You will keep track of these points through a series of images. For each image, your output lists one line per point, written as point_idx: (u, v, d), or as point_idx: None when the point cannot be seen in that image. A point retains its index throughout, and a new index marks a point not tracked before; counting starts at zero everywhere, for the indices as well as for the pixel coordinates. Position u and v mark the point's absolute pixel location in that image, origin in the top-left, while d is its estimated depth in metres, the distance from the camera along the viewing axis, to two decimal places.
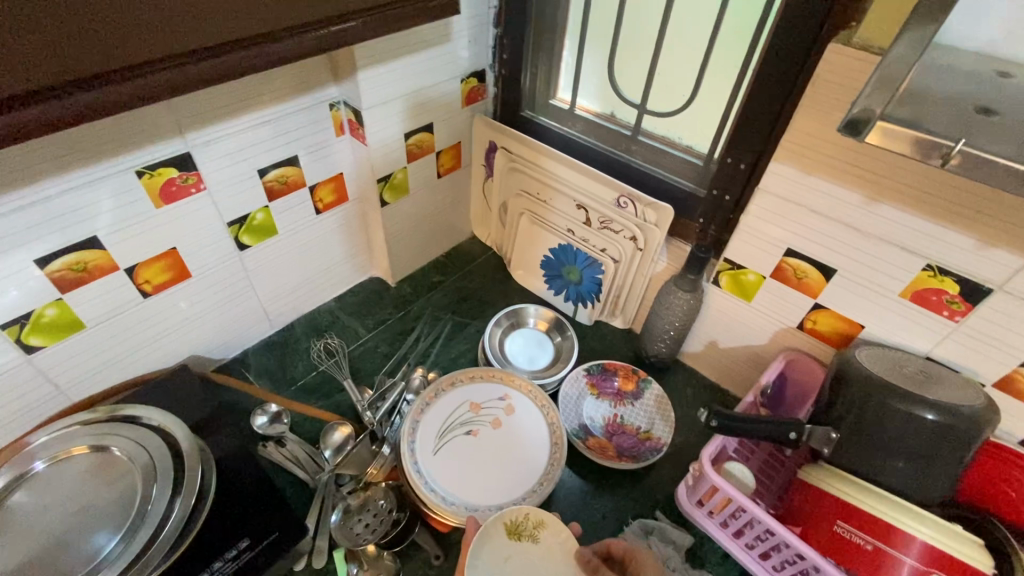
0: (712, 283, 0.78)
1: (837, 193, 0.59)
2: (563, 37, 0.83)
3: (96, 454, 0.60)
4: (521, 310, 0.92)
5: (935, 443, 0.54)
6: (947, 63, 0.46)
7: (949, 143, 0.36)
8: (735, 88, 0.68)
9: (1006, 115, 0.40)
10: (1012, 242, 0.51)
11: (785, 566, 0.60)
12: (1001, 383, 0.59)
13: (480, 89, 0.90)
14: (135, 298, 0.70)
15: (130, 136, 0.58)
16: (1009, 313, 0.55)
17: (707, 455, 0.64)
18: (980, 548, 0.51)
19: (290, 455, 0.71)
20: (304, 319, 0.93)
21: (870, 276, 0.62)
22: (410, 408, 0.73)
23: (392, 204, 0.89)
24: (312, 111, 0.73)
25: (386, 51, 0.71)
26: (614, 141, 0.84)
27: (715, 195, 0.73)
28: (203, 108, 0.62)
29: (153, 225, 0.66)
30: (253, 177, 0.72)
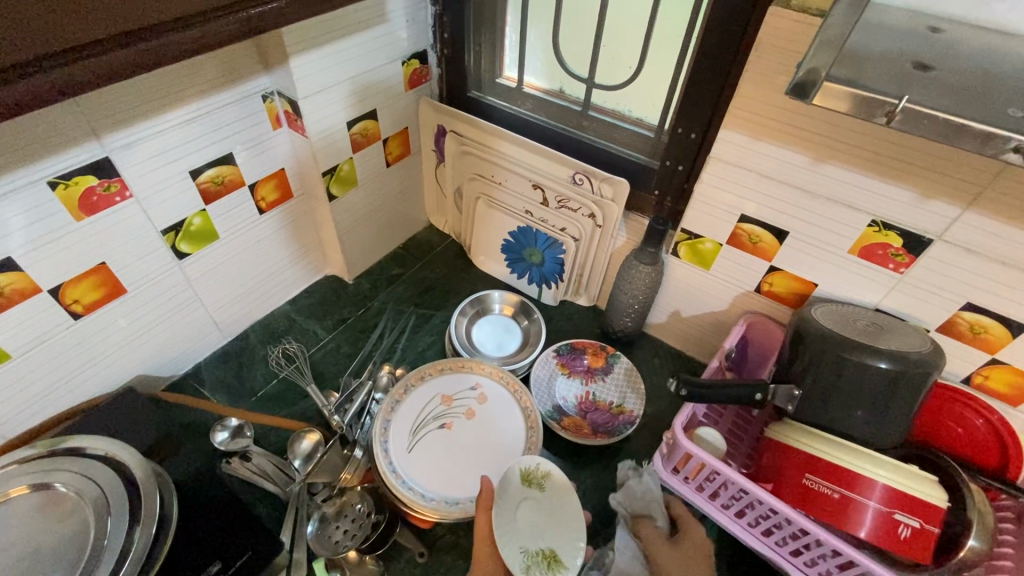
0: (672, 254, 0.79)
1: (785, 156, 0.60)
2: (504, 12, 0.80)
3: (39, 494, 0.55)
4: (485, 297, 0.91)
5: (889, 390, 0.56)
6: (882, 21, 0.47)
7: (892, 101, 0.36)
8: (681, 57, 0.67)
9: (941, 70, 0.41)
10: (949, 193, 0.53)
11: (760, 521, 0.62)
12: (944, 327, 0.63)
13: (423, 71, 0.87)
14: (64, 320, 0.64)
15: (35, 143, 0.53)
16: (948, 261, 0.58)
17: (679, 424, 0.65)
18: (934, 484, 0.54)
19: (257, 470, 0.66)
20: (259, 326, 0.89)
21: (820, 235, 0.64)
22: (380, 408, 0.71)
23: (342, 198, 0.85)
24: (243, 103, 0.68)
25: (319, 35, 0.67)
26: (565, 118, 0.83)
27: (669, 166, 0.73)
28: (117, 107, 0.57)
29: (76, 240, 0.61)
30: (184, 179, 0.67)
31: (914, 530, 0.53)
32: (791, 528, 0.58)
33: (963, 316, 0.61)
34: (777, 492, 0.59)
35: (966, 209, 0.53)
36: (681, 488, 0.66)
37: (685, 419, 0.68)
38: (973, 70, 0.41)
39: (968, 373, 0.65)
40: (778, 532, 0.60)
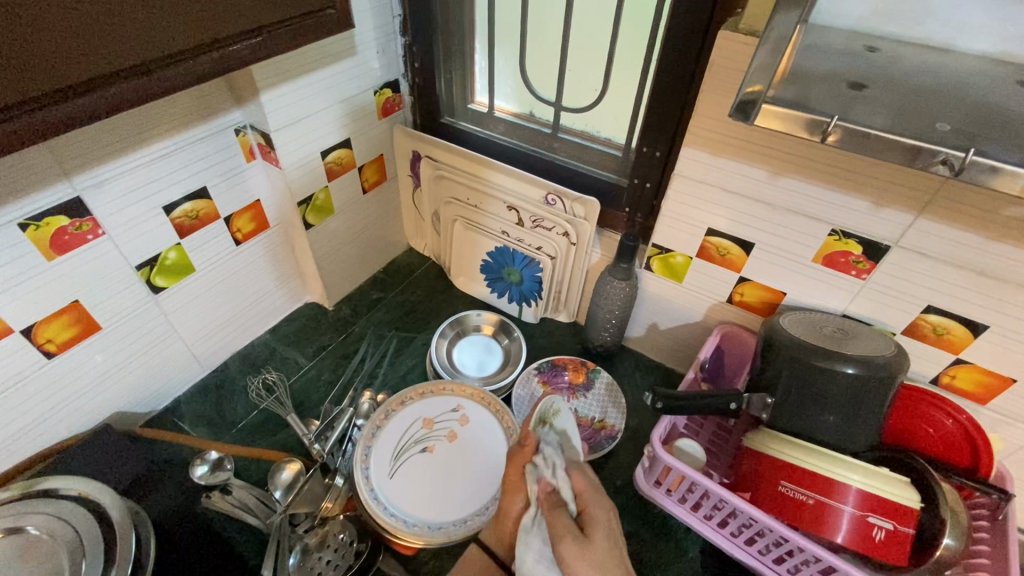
0: (645, 269, 0.80)
1: (744, 171, 0.62)
2: (472, 41, 0.83)
3: (13, 538, 0.54)
4: (464, 318, 0.91)
5: (857, 394, 0.57)
6: (822, 41, 0.49)
7: (825, 120, 0.38)
8: (641, 79, 0.70)
9: (875, 88, 0.43)
10: (900, 200, 0.55)
11: (742, 530, 0.62)
12: (908, 330, 0.64)
13: (396, 100, 0.89)
14: (38, 361, 0.64)
15: (4, 186, 0.53)
16: (907, 266, 0.60)
17: (657, 437, 0.66)
18: (907, 486, 0.55)
19: (238, 502, 0.65)
20: (238, 357, 0.88)
21: (785, 246, 0.66)
22: (361, 434, 0.71)
23: (319, 225, 0.85)
24: (216, 138, 0.70)
25: (290, 69, 0.69)
26: (536, 140, 0.85)
27: (637, 184, 0.75)
28: (87, 148, 0.57)
29: (48, 280, 0.61)
30: (158, 215, 0.68)
31: (888, 532, 0.53)
32: (772, 536, 0.59)
33: (926, 318, 0.63)
34: (755, 501, 0.59)
35: (918, 216, 0.55)
36: (665, 501, 0.67)
37: (663, 432, 0.68)
38: (908, 86, 0.43)
39: (936, 373, 0.66)
40: (760, 541, 0.61)
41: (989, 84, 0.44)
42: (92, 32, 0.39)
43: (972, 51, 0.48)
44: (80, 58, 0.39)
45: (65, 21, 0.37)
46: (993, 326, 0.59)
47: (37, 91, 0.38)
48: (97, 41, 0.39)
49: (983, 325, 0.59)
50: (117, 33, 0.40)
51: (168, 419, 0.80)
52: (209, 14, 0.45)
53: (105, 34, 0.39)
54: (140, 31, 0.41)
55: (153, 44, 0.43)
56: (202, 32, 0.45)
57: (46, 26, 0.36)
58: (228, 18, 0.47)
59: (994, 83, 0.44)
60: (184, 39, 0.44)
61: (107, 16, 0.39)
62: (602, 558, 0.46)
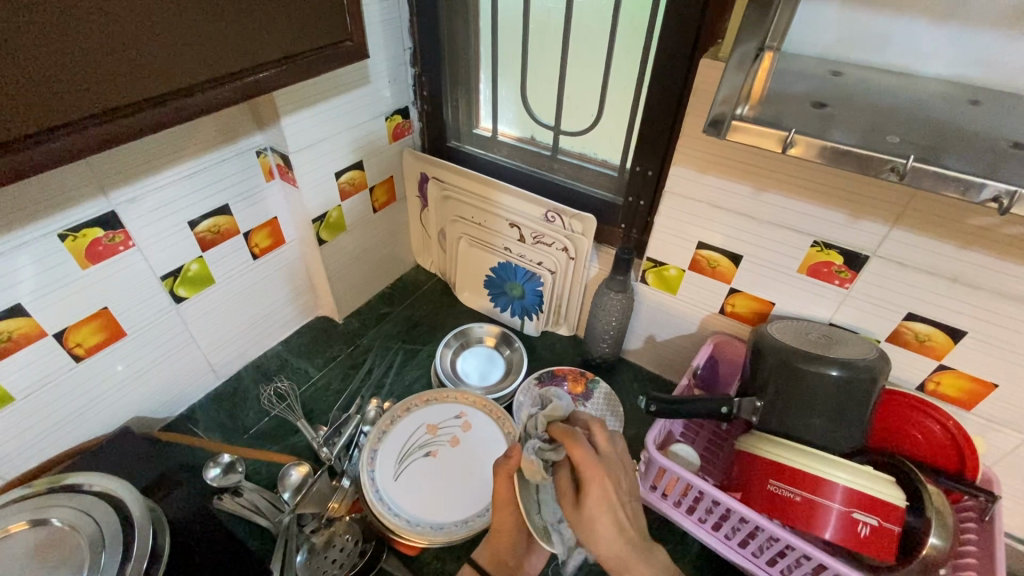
0: (640, 282, 0.84)
1: (729, 187, 0.67)
2: (477, 72, 0.89)
3: (37, 529, 0.57)
4: (468, 330, 0.95)
5: (843, 396, 0.60)
6: (794, 67, 0.54)
7: (782, 133, 0.43)
8: (633, 104, 0.75)
9: (836, 107, 0.48)
10: (873, 213, 0.59)
11: (736, 532, 0.64)
12: (892, 337, 0.67)
13: (406, 125, 0.95)
14: (67, 363, 0.68)
15: (49, 201, 0.58)
16: (885, 275, 0.63)
17: (652, 441, 0.68)
18: (891, 483, 0.57)
19: (247, 503, 0.68)
20: (251, 367, 0.92)
21: (770, 257, 0.70)
22: (367, 439, 0.74)
23: (331, 241, 0.90)
24: (239, 159, 0.75)
25: (309, 97, 0.75)
26: (537, 162, 0.90)
27: (632, 202, 0.79)
28: (124, 166, 0.63)
29: (81, 288, 0.65)
30: (183, 229, 0.73)
31: (873, 528, 0.55)
32: (764, 536, 0.61)
33: (907, 325, 0.65)
34: (745, 500, 0.61)
35: (892, 226, 0.59)
36: (661, 505, 0.69)
37: (658, 436, 0.71)
38: (867, 106, 0.48)
39: (921, 380, 0.69)
40: (753, 542, 0.63)
41: (943, 104, 0.48)
42: (140, 61, 0.44)
43: (930, 75, 0.52)
44: (129, 84, 0.44)
45: (117, 51, 0.42)
46: (971, 331, 0.62)
47: (90, 112, 0.43)
48: (144, 69, 0.44)
49: (961, 331, 0.62)
50: (161, 62, 0.45)
51: (183, 424, 0.83)
52: (241, 47, 0.50)
53: (151, 64, 0.45)
54: (181, 61, 0.46)
55: (191, 72, 0.48)
56: (234, 62, 0.51)
57: (102, 55, 0.41)
58: (258, 50, 0.52)
59: (948, 103, 0.49)
60: (218, 68, 0.50)
61: (153, 48, 0.44)
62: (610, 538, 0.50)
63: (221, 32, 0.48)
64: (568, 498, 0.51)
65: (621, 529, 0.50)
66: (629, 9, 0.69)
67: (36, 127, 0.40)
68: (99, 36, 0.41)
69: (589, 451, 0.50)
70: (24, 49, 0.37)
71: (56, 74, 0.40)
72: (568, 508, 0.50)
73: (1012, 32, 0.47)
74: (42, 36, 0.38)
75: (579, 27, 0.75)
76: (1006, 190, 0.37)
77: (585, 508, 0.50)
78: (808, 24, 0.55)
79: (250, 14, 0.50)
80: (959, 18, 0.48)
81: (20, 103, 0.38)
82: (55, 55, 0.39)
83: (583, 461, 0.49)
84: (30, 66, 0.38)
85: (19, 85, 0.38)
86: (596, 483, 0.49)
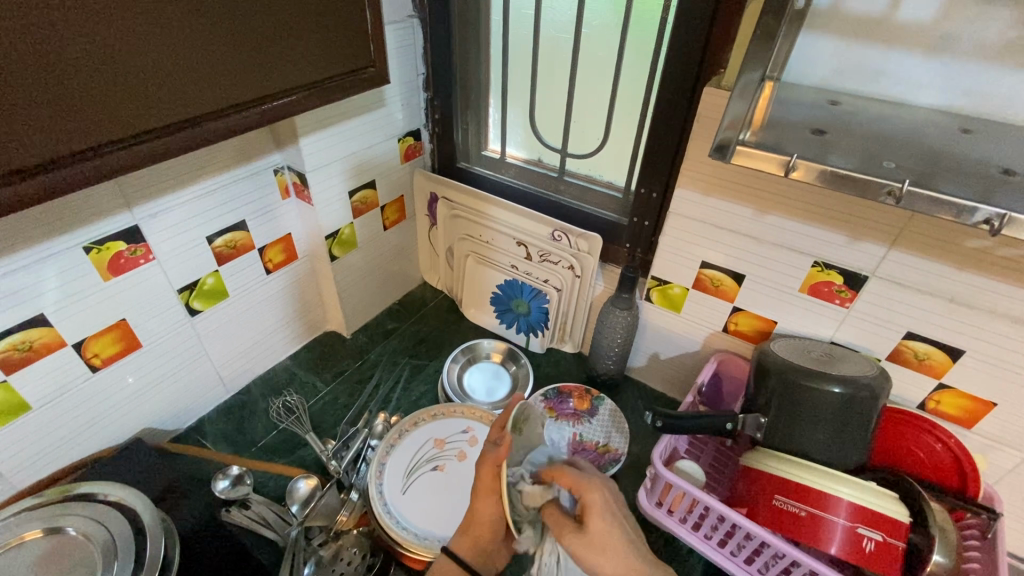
0: (645, 300, 0.86)
1: (732, 209, 0.69)
2: (487, 96, 0.92)
3: (51, 537, 0.58)
4: (476, 346, 0.97)
5: (845, 413, 0.61)
6: (794, 96, 0.57)
7: (784, 158, 0.45)
8: (639, 129, 0.78)
9: (834, 133, 0.50)
10: (871, 235, 0.61)
11: (742, 549, 0.65)
12: (892, 355, 0.69)
13: (417, 146, 0.98)
14: (84, 374, 0.69)
15: (78, 214, 0.61)
16: (884, 295, 0.65)
17: (658, 457, 0.69)
18: (893, 499, 0.58)
19: (256, 517, 0.67)
20: (260, 380, 0.93)
21: (773, 277, 0.72)
22: (375, 453, 0.75)
23: (342, 258, 0.92)
24: (257, 177, 0.78)
25: (326, 118, 0.78)
26: (544, 183, 0.93)
27: (636, 222, 0.81)
28: (149, 182, 0.65)
29: (102, 299, 0.67)
30: (201, 245, 0.75)
31: (877, 544, 0.56)
32: (769, 553, 0.62)
33: (907, 345, 0.67)
34: (751, 516, 0.62)
35: (890, 248, 0.61)
36: (667, 521, 0.70)
37: (663, 452, 0.72)
38: (864, 133, 0.51)
39: (922, 398, 0.70)
40: (759, 558, 0.63)
41: (936, 132, 0.51)
42: (175, 86, 0.46)
43: (923, 104, 0.55)
44: (164, 107, 0.46)
45: (154, 76, 0.45)
46: (969, 351, 0.63)
47: (125, 133, 0.45)
48: (178, 93, 0.47)
49: (959, 350, 0.64)
50: (195, 87, 0.48)
51: (192, 437, 0.84)
52: (269, 73, 0.53)
53: (185, 88, 0.47)
54: (212, 86, 0.49)
55: (221, 97, 0.50)
56: (262, 87, 0.53)
57: (139, 80, 0.44)
58: (285, 76, 0.55)
59: (941, 132, 0.51)
60: (250, 93, 0.53)
61: (186, 74, 0.47)
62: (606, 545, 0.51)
63: (251, 58, 0.51)
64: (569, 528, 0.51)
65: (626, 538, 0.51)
66: (634, 40, 0.73)
67: (74, 146, 0.42)
68: (138, 63, 0.43)
69: (577, 472, 0.54)
70: (68, 74, 0.40)
71: (96, 97, 0.42)
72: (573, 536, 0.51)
73: (999, 66, 0.50)
74: (85, 63, 0.40)
75: (586, 56, 0.79)
76: (997, 213, 0.39)
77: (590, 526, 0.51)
78: (807, 56, 0.58)
79: (279, 42, 0.52)
80: (949, 52, 0.51)
81: (63, 124, 0.41)
82: (95, 80, 0.41)
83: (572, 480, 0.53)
84: (73, 90, 0.40)
85: (60, 107, 0.40)
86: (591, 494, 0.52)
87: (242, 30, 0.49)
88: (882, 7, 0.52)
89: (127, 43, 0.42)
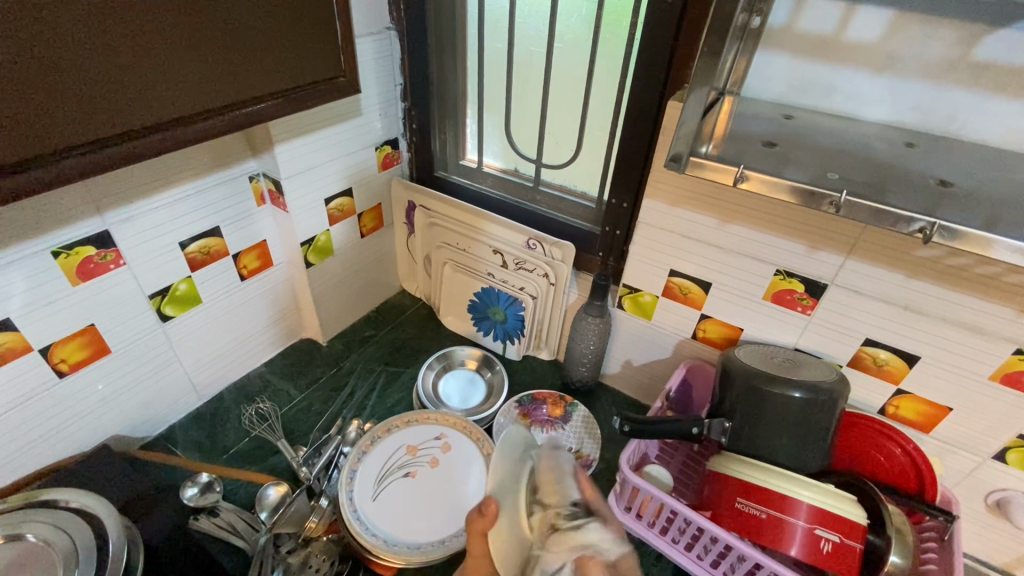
0: (617, 307, 0.87)
1: (697, 219, 0.71)
2: (465, 107, 0.94)
3: (11, 545, 0.57)
4: (451, 352, 0.97)
5: (806, 416, 0.63)
6: (752, 110, 0.59)
7: (735, 169, 0.47)
8: (609, 141, 0.80)
9: (785, 146, 0.52)
10: (829, 244, 0.64)
11: (707, 552, 0.66)
12: (852, 361, 0.71)
13: (394, 155, 0.99)
14: (50, 379, 0.68)
15: (46, 218, 0.60)
16: (843, 303, 0.67)
17: (626, 461, 0.71)
18: (849, 500, 0.59)
19: (224, 523, 0.69)
20: (233, 388, 0.93)
21: (738, 285, 0.73)
22: (347, 460, 0.75)
23: (318, 264, 0.93)
24: (231, 184, 0.78)
25: (302, 126, 0.78)
26: (519, 193, 0.95)
27: (608, 231, 0.83)
28: (120, 187, 0.65)
29: (70, 304, 0.67)
30: (173, 251, 0.75)
31: (835, 544, 0.57)
32: (732, 555, 0.63)
33: (866, 351, 0.69)
34: (715, 519, 0.63)
35: (847, 257, 0.63)
36: (636, 526, 0.71)
37: (632, 457, 0.73)
38: (815, 146, 0.53)
39: (882, 404, 0.72)
40: (724, 563, 0.65)
41: (884, 146, 0.53)
42: (133, 94, 0.47)
43: (873, 120, 0.58)
44: (122, 113, 0.47)
45: (112, 82, 0.45)
46: (924, 357, 0.65)
47: (84, 139, 0.45)
48: (136, 100, 0.47)
49: (915, 357, 0.66)
50: (157, 93, 0.48)
51: (162, 444, 0.83)
52: (237, 81, 0.54)
53: (144, 95, 0.48)
54: (181, 92, 0.50)
55: (183, 104, 0.51)
56: (233, 94, 0.54)
57: (97, 86, 0.44)
58: (253, 86, 0.56)
59: (888, 146, 0.54)
60: (221, 99, 0.54)
61: (146, 81, 0.47)
62: None
63: (224, 66, 0.52)
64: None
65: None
66: (604, 56, 0.75)
67: (30, 152, 0.42)
68: (94, 69, 0.44)
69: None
70: (20, 79, 0.40)
71: (52, 104, 0.42)
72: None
73: (943, 84, 0.53)
74: (38, 68, 0.40)
75: (559, 70, 0.81)
76: (931, 223, 0.41)
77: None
78: (764, 72, 0.60)
79: (244, 51, 0.53)
80: (896, 70, 0.54)
81: (18, 130, 0.41)
82: (49, 86, 0.41)
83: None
84: (27, 96, 0.41)
85: (14, 111, 0.40)
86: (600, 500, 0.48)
87: (206, 39, 0.50)
88: (832, 27, 0.55)
89: (83, 49, 0.42)
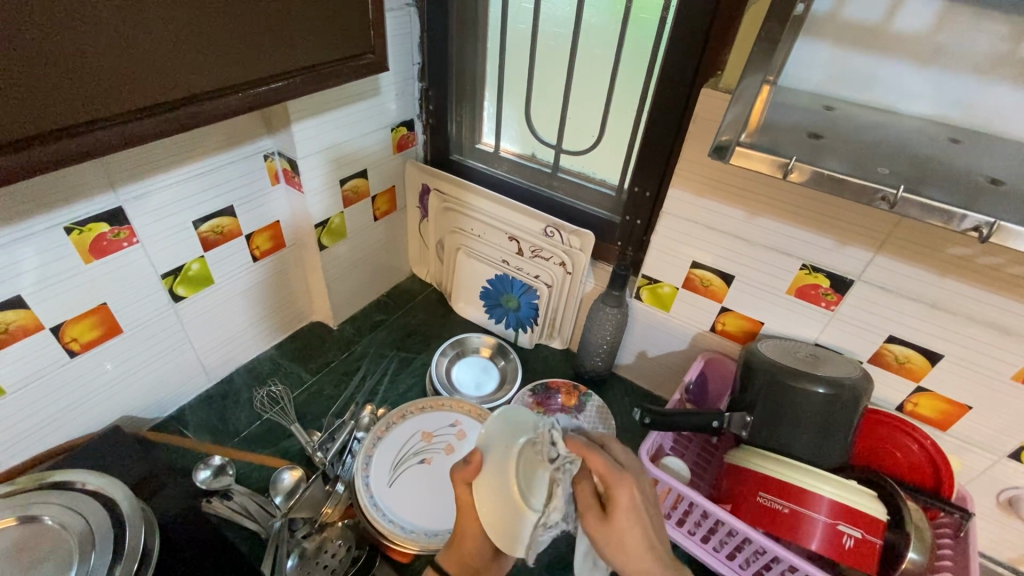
0: (635, 298, 0.86)
1: (723, 210, 0.70)
2: (483, 90, 0.92)
3: (25, 526, 0.56)
4: (465, 339, 0.96)
5: (828, 412, 0.63)
6: (790, 100, 0.58)
7: (783, 160, 0.46)
8: (634, 127, 0.78)
9: (830, 138, 0.51)
10: (860, 240, 0.63)
11: (724, 545, 0.67)
12: (874, 357, 0.71)
13: (410, 137, 0.97)
14: (61, 358, 0.67)
15: (59, 193, 0.58)
16: (868, 299, 0.66)
17: (645, 453, 0.70)
18: (870, 497, 0.59)
19: (239, 507, 0.67)
20: (243, 370, 0.91)
21: (762, 278, 0.73)
22: (362, 445, 0.74)
23: (331, 247, 0.91)
24: (246, 162, 0.76)
25: (320, 104, 0.76)
26: (538, 179, 0.93)
27: (628, 221, 0.82)
28: (137, 162, 0.63)
29: (82, 282, 0.65)
30: (186, 229, 0.73)
31: (857, 540, 0.57)
32: (750, 548, 0.63)
33: (889, 348, 0.69)
34: (735, 512, 0.63)
35: (877, 253, 0.63)
36: None
37: (650, 449, 0.73)
38: (857, 139, 0.52)
39: (901, 400, 0.72)
40: (740, 555, 0.65)
41: (928, 142, 0.52)
42: (158, 66, 0.45)
43: (914, 113, 0.57)
44: (148, 85, 0.45)
45: (137, 53, 0.43)
46: (948, 355, 0.65)
47: (102, 114, 0.43)
48: (161, 74, 0.45)
49: (940, 356, 0.66)
50: (190, 65, 0.47)
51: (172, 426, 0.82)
52: (266, 56, 0.52)
53: (168, 69, 0.45)
54: (211, 65, 0.48)
55: (213, 77, 0.49)
56: (262, 67, 0.52)
57: (115, 59, 0.42)
58: (282, 60, 0.54)
59: (932, 141, 0.52)
60: (250, 73, 0.52)
61: (174, 53, 0.45)
62: (628, 531, 0.48)
63: (255, 39, 0.50)
64: (594, 515, 0.49)
65: (650, 544, 0.48)
66: (632, 41, 0.73)
67: (45, 127, 0.40)
68: (114, 39, 0.41)
69: (611, 461, 0.48)
70: (35, 47, 0.37)
71: (74, 74, 0.40)
72: (595, 520, 0.48)
73: (990, 79, 0.51)
74: (53, 38, 0.38)
75: (584, 54, 0.79)
76: (986, 221, 0.40)
77: (616, 520, 0.48)
78: (804, 61, 0.59)
79: (275, 24, 0.51)
80: (941, 64, 0.53)
81: (32, 102, 0.39)
82: (64, 55, 0.39)
83: (605, 470, 0.48)
84: (53, 65, 0.39)
85: (29, 82, 0.38)
86: (614, 441, 0.53)
87: (239, 9, 0.48)
88: (879, 16, 0.53)
89: (103, 19, 0.40)
